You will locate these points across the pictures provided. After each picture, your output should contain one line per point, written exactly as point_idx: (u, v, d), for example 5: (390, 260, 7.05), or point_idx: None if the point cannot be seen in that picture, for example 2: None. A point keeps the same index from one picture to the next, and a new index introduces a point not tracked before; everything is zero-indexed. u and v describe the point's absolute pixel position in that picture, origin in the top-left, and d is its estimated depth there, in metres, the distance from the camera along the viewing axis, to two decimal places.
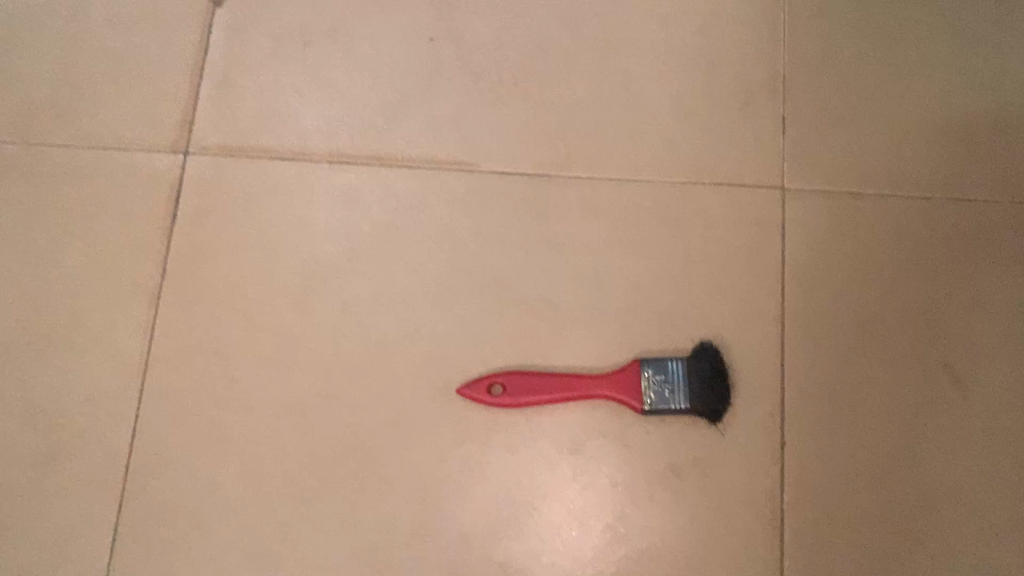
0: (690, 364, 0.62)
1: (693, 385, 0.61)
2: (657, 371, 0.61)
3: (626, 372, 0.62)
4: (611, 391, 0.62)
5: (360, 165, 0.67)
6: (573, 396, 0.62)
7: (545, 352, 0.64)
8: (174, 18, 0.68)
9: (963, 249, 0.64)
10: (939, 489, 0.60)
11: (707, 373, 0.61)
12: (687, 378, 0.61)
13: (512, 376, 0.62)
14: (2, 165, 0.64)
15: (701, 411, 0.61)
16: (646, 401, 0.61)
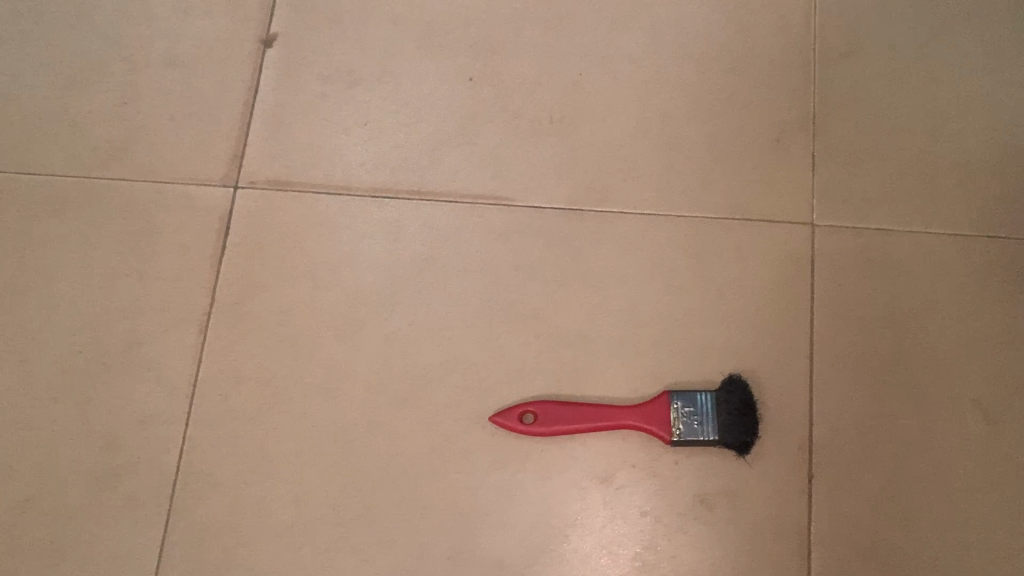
0: (718, 396, 0.60)
1: (721, 416, 0.59)
2: (685, 401, 0.59)
3: (654, 403, 0.60)
4: (640, 422, 0.60)
5: (400, 199, 0.68)
6: (600, 428, 0.60)
7: (577, 388, 0.63)
8: (229, 64, 0.73)
9: (999, 283, 0.63)
10: (969, 528, 0.58)
11: (735, 403, 0.59)
12: (714, 409, 0.59)
13: (538, 405, 0.60)
14: (69, 199, 0.70)
15: (730, 443, 0.59)
16: (675, 432, 0.59)
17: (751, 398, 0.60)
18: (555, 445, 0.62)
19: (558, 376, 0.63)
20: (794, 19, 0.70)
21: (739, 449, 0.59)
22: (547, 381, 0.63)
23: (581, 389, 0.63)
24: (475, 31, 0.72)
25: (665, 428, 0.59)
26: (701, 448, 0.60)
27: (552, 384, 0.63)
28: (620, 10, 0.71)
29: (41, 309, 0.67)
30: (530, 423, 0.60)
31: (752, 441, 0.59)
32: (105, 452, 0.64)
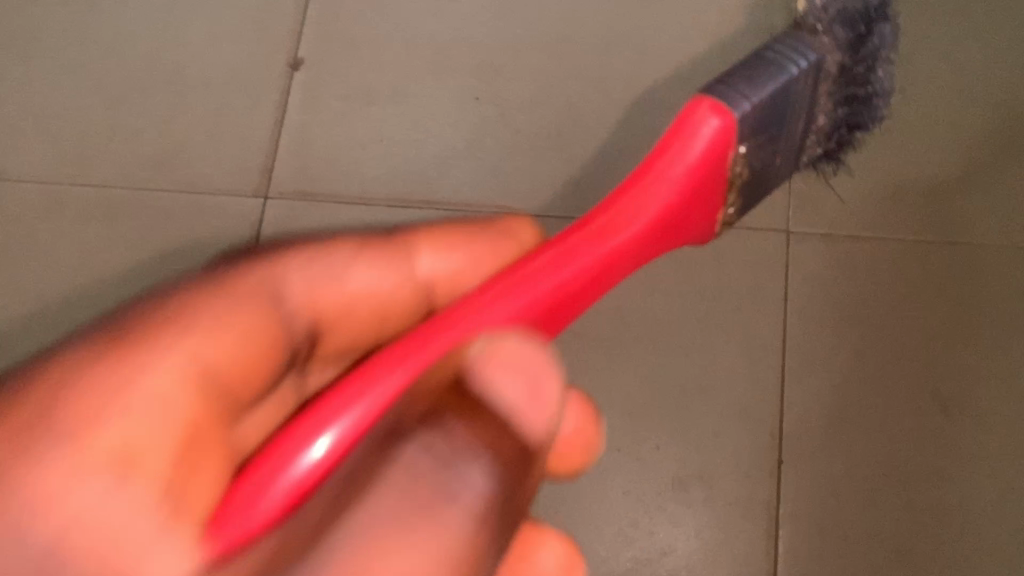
0: (823, 93, 0.65)
1: (823, 117, 0.66)
2: (757, 130, 0.60)
3: (699, 114, 0.58)
4: (704, 163, 0.59)
5: (412, 208, 0.75)
6: (631, 241, 0.56)
7: (402, 259, 0.58)
8: (259, 86, 0.80)
9: (959, 285, 0.67)
10: (926, 506, 0.64)
11: (849, 58, 0.64)
12: (818, 86, 0.63)
13: (408, 366, 0.43)
14: (115, 207, 0.77)
15: (838, 131, 0.68)
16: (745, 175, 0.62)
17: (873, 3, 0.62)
18: (549, 369, 0.41)
19: (314, 286, 0.54)
20: None
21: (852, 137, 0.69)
22: (405, 285, 0.58)
23: (436, 251, 0.59)
24: (480, 54, 0.79)
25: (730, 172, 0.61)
26: (808, 153, 0.68)
27: (453, 281, 0.60)
28: (612, 35, 0.78)
29: (93, 307, 0.75)
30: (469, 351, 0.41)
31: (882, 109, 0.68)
32: None
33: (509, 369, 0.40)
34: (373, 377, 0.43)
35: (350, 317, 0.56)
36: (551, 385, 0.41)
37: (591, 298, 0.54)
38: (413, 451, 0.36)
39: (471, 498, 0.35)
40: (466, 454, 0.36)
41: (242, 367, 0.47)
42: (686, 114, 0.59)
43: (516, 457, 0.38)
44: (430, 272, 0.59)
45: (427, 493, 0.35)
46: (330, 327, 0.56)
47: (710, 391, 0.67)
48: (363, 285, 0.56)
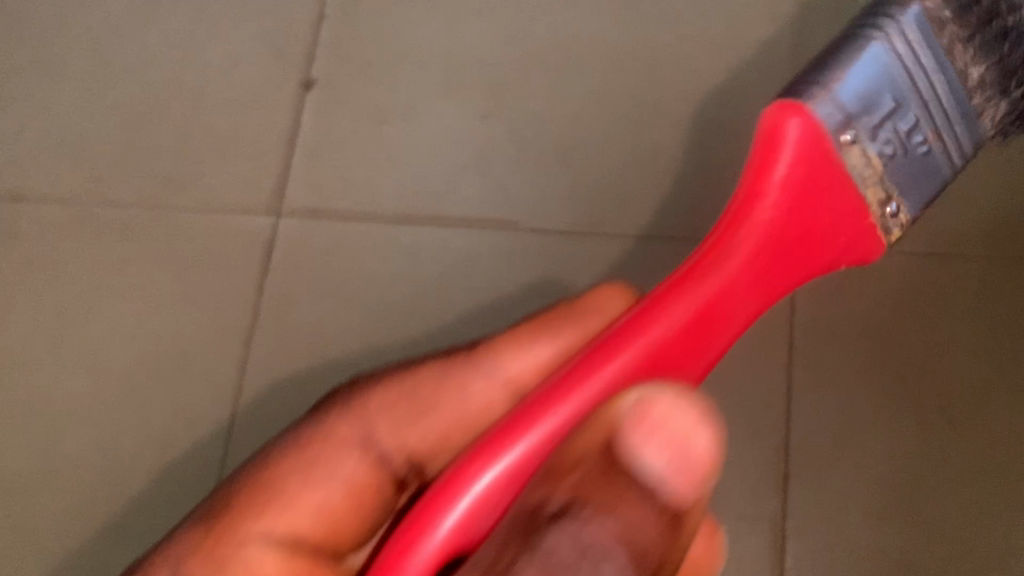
0: (956, 44, 0.54)
1: (977, 70, 0.54)
2: (866, 110, 0.53)
3: (780, 130, 0.53)
4: (810, 169, 0.53)
5: (422, 224, 0.76)
6: (741, 283, 0.52)
7: (484, 370, 0.59)
8: (272, 105, 0.81)
9: (963, 299, 0.68)
10: (932, 519, 0.65)
11: (964, 5, 0.53)
12: (940, 35, 0.53)
13: (513, 447, 0.45)
14: (132, 225, 0.79)
15: (1009, 82, 0.55)
16: (932, 145, 0.55)
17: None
18: (692, 430, 0.39)
19: (415, 407, 0.58)
20: (782, 57, 0.76)
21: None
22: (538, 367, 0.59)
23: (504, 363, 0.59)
24: (489, 73, 0.80)
25: (917, 153, 0.54)
26: (990, 121, 0.56)
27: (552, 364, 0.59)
28: (620, 52, 0.78)
29: (111, 324, 0.77)
30: (620, 410, 0.41)
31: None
32: (164, 448, 0.73)
33: (653, 437, 0.39)
34: (490, 454, 0.45)
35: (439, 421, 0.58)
36: (700, 438, 0.39)
37: (713, 337, 0.50)
38: (533, 557, 0.37)
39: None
40: (597, 532, 0.37)
41: (325, 511, 0.55)
42: (767, 127, 0.54)
43: (658, 546, 0.38)
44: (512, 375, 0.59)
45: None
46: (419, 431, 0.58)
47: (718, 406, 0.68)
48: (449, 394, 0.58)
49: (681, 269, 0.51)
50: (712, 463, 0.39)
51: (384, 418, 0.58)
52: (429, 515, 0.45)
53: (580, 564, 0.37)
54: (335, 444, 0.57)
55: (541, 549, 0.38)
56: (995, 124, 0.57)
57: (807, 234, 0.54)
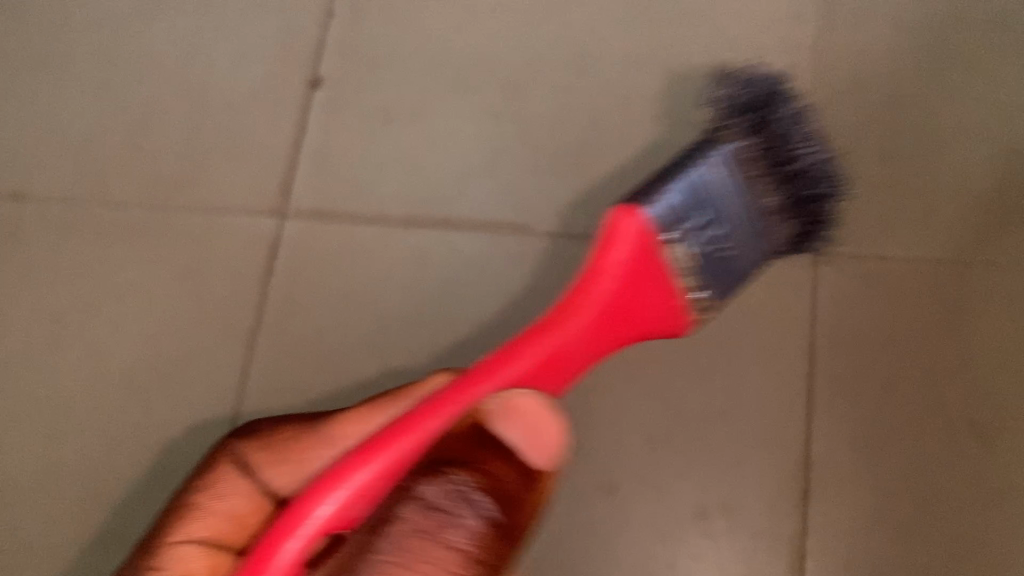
0: (752, 177, 0.59)
1: (773, 202, 0.59)
2: (690, 217, 0.58)
3: (622, 231, 0.58)
4: (636, 263, 0.58)
5: (430, 227, 0.74)
6: (575, 343, 0.58)
7: (363, 429, 0.60)
8: (278, 105, 0.79)
9: (993, 309, 0.66)
10: (959, 538, 0.62)
11: (771, 150, 0.59)
12: (745, 168, 0.59)
13: (376, 462, 0.51)
14: (134, 226, 0.77)
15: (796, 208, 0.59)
16: (722, 251, 0.59)
17: (763, 96, 0.61)
18: (550, 414, 0.52)
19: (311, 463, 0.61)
20: (804, 57, 0.73)
21: (806, 224, 0.61)
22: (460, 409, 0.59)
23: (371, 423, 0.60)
24: (501, 72, 0.77)
25: (704, 256, 0.58)
26: (777, 241, 0.60)
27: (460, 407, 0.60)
28: (636, 52, 0.76)
29: (112, 327, 0.75)
30: (485, 405, 0.51)
31: (825, 174, 0.60)
32: (162, 455, 0.71)
33: (513, 421, 0.51)
34: (348, 475, 0.51)
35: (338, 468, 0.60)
36: (549, 425, 0.51)
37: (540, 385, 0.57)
38: (428, 487, 0.46)
39: (466, 538, 0.45)
40: (462, 482, 0.46)
41: (235, 521, 0.60)
42: (608, 226, 0.59)
43: (514, 490, 0.47)
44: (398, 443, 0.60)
45: (435, 519, 0.45)
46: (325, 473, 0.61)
47: (734, 418, 0.65)
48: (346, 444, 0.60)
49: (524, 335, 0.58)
50: (561, 451, 0.51)
51: (264, 459, 0.61)
52: (286, 531, 0.50)
53: (454, 511, 0.46)
54: (226, 475, 0.61)
55: (427, 498, 0.46)
56: (775, 246, 0.60)
57: (627, 311, 0.60)
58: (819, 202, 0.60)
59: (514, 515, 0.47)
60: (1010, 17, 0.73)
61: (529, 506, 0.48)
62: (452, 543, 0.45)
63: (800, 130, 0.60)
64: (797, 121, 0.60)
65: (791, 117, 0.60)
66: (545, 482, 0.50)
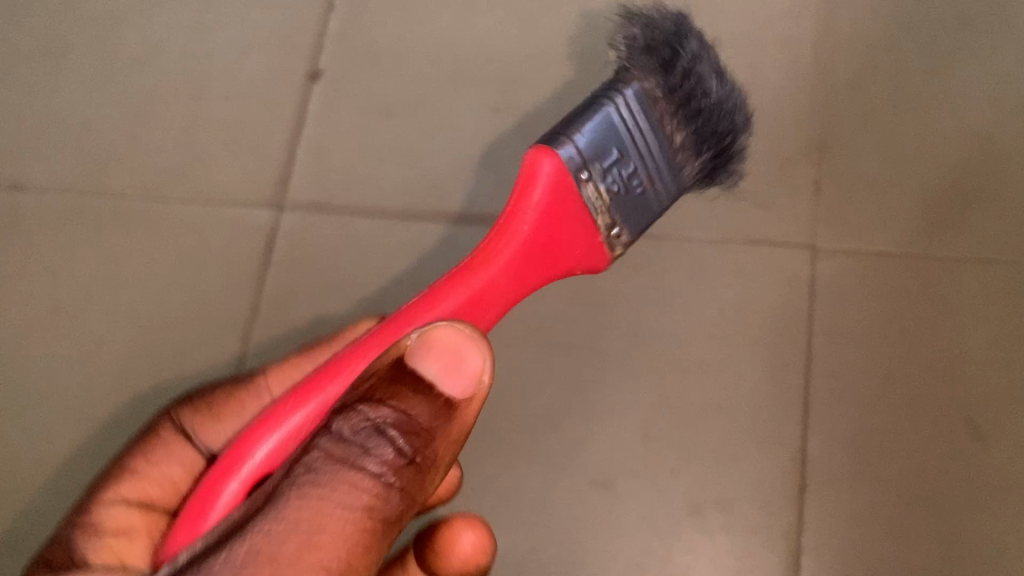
0: (659, 115, 0.53)
1: (682, 137, 0.53)
2: (600, 156, 0.52)
3: (536, 174, 0.52)
4: (557, 200, 0.52)
5: (428, 220, 0.74)
6: (498, 279, 0.52)
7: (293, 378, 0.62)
8: (277, 97, 0.79)
9: (992, 307, 0.66)
10: (956, 537, 0.62)
11: (672, 84, 0.53)
12: (653, 107, 0.52)
13: (316, 400, 0.47)
14: (130, 216, 0.77)
15: (704, 146, 0.54)
16: (648, 189, 0.53)
17: (665, 28, 0.55)
18: (476, 343, 0.44)
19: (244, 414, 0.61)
20: (805, 54, 0.73)
21: (717, 151, 0.55)
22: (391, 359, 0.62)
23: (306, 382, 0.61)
24: (501, 66, 0.77)
25: (630, 194, 0.52)
26: (690, 174, 0.54)
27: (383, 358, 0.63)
28: None
29: (107, 318, 0.75)
30: (405, 340, 0.45)
31: (738, 108, 0.55)
32: None
33: (435, 354, 0.44)
34: (282, 420, 0.46)
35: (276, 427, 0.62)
36: (474, 354, 0.44)
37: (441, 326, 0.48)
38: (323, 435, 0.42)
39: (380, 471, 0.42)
40: (381, 416, 0.43)
41: (173, 483, 0.59)
42: (526, 166, 0.53)
43: (427, 425, 0.44)
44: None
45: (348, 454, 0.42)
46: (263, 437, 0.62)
47: (731, 414, 0.65)
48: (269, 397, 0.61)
49: (445, 277, 0.52)
50: (484, 382, 0.45)
51: (200, 422, 0.61)
52: (213, 482, 0.46)
53: (366, 450, 0.42)
54: (166, 442, 0.60)
55: (337, 434, 0.42)
56: (691, 174, 0.54)
57: (552, 245, 0.54)
58: (737, 139, 0.56)
59: (430, 449, 0.44)
60: (1009, 15, 0.73)
61: (444, 438, 0.45)
62: (353, 484, 0.41)
63: (707, 59, 0.54)
64: (707, 52, 0.55)
65: (696, 47, 0.54)
66: (470, 410, 0.45)
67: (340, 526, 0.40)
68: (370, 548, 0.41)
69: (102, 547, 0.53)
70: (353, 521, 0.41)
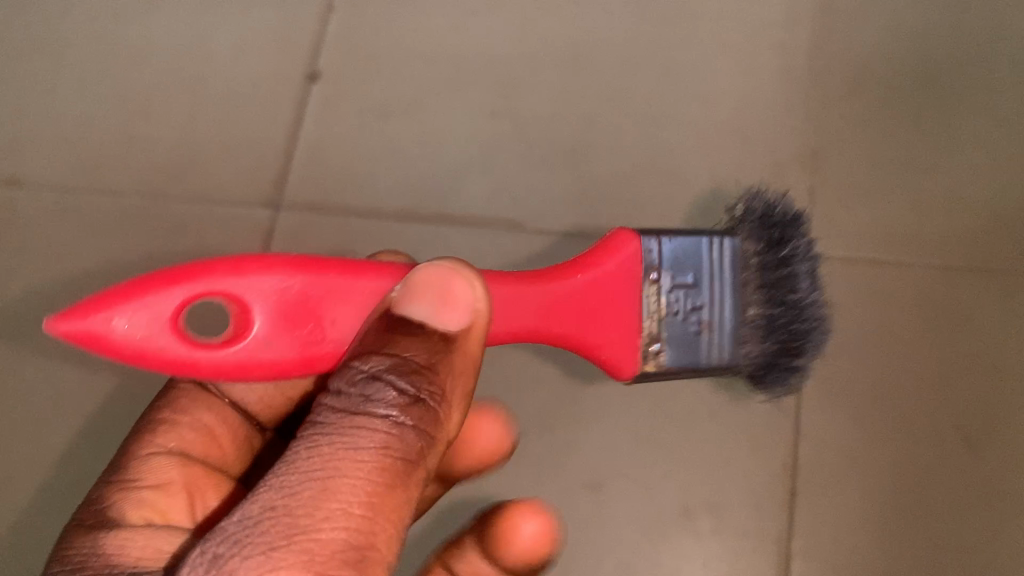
0: (747, 283, 0.57)
1: (750, 330, 0.56)
2: (677, 270, 0.56)
3: (621, 248, 0.54)
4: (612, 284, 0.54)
5: (424, 221, 0.74)
6: (539, 309, 0.52)
7: None
8: (276, 97, 0.79)
9: (984, 316, 0.66)
10: (945, 543, 0.63)
11: (771, 280, 0.56)
12: (741, 271, 0.57)
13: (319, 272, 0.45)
14: (127, 213, 0.77)
15: (771, 338, 0.56)
16: (704, 333, 0.55)
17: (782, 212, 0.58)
18: (465, 276, 0.45)
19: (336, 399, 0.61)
20: (800, 63, 0.75)
21: (779, 366, 0.57)
22: None
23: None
24: (499, 70, 0.78)
25: (683, 329, 0.55)
26: (744, 354, 0.56)
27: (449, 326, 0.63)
28: (634, 52, 0.77)
29: None
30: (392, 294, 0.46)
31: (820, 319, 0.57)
32: None
33: (423, 295, 0.45)
34: (260, 275, 0.43)
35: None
36: (461, 286, 0.45)
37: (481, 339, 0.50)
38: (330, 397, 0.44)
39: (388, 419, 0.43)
40: (380, 365, 0.43)
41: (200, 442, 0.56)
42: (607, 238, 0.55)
43: (424, 363, 0.44)
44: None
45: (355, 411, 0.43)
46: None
47: (723, 419, 0.65)
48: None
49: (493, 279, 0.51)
50: (480, 312, 0.45)
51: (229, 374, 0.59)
52: (125, 304, 0.41)
53: (367, 399, 0.43)
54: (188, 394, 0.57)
55: (342, 393, 0.43)
56: (749, 363, 0.57)
57: (592, 316, 0.53)
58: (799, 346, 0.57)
59: (435, 385, 0.44)
60: (1006, 26, 0.74)
61: (451, 376, 0.45)
62: (365, 432, 0.42)
63: (810, 260, 0.57)
64: (811, 245, 0.58)
65: (808, 243, 0.58)
66: (471, 347, 0.46)
67: (355, 468, 0.41)
68: (393, 488, 0.42)
69: (142, 503, 0.50)
70: (372, 463, 0.42)
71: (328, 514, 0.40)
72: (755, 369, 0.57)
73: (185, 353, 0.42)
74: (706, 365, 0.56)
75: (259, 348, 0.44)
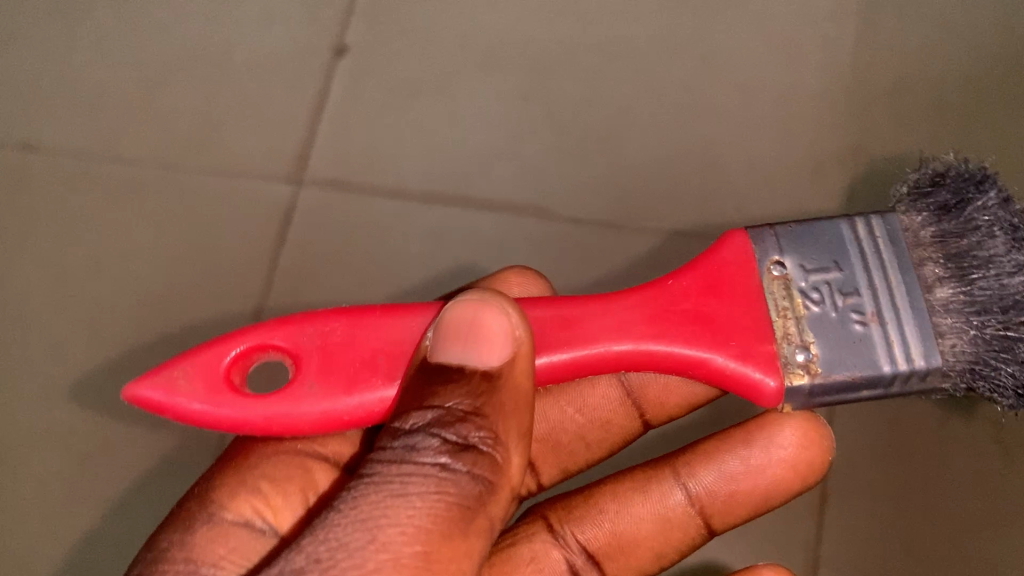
0: (921, 263, 0.47)
1: (946, 318, 0.45)
2: (818, 262, 0.47)
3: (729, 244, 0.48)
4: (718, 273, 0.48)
5: (450, 204, 0.72)
6: (635, 325, 0.46)
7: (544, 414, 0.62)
8: (302, 69, 0.77)
9: None
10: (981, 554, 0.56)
11: (951, 251, 0.47)
12: (915, 248, 0.47)
13: (362, 317, 0.44)
14: (142, 182, 0.74)
15: (980, 307, 0.45)
16: (870, 328, 0.45)
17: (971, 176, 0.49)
18: (498, 307, 0.42)
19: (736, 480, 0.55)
20: (842, 59, 0.73)
21: (990, 346, 0.45)
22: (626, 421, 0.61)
23: (721, 460, 0.55)
24: (534, 51, 0.76)
25: (842, 324, 0.45)
26: (951, 354, 0.45)
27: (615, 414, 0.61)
28: (673, 39, 0.75)
29: (113, 285, 0.72)
30: (424, 344, 0.43)
31: None
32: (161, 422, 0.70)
33: (456, 337, 0.42)
34: (303, 324, 0.44)
35: (587, 452, 0.62)
36: (494, 317, 0.42)
37: (549, 349, 0.45)
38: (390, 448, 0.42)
39: (434, 463, 0.41)
40: (421, 420, 0.41)
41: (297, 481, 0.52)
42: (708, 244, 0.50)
43: (471, 408, 0.42)
44: (703, 492, 0.56)
45: (404, 464, 0.41)
46: (573, 455, 0.62)
47: None
48: (601, 413, 0.61)
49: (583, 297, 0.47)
50: (521, 339, 0.42)
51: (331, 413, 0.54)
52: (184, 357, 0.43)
53: (411, 447, 0.41)
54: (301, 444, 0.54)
55: (387, 446, 0.42)
56: (953, 367, 0.45)
57: (708, 317, 0.46)
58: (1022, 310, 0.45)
59: (493, 429, 0.42)
60: None
61: (508, 419, 0.43)
62: (415, 478, 0.40)
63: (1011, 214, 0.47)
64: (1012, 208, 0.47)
65: (1002, 198, 0.47)
66: (519, 382, 0.42)
67: (407, 516, 0.40)
68: (452, 537, 0.40)
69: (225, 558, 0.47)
70: (423, 515, 0.40)
71: (379, 563, 0.39)
72: (967, 368, 0.45)
73: (233, 403, 0.42)
74: (889, 371, 0.44)
75: (310, 396, 0.43)
